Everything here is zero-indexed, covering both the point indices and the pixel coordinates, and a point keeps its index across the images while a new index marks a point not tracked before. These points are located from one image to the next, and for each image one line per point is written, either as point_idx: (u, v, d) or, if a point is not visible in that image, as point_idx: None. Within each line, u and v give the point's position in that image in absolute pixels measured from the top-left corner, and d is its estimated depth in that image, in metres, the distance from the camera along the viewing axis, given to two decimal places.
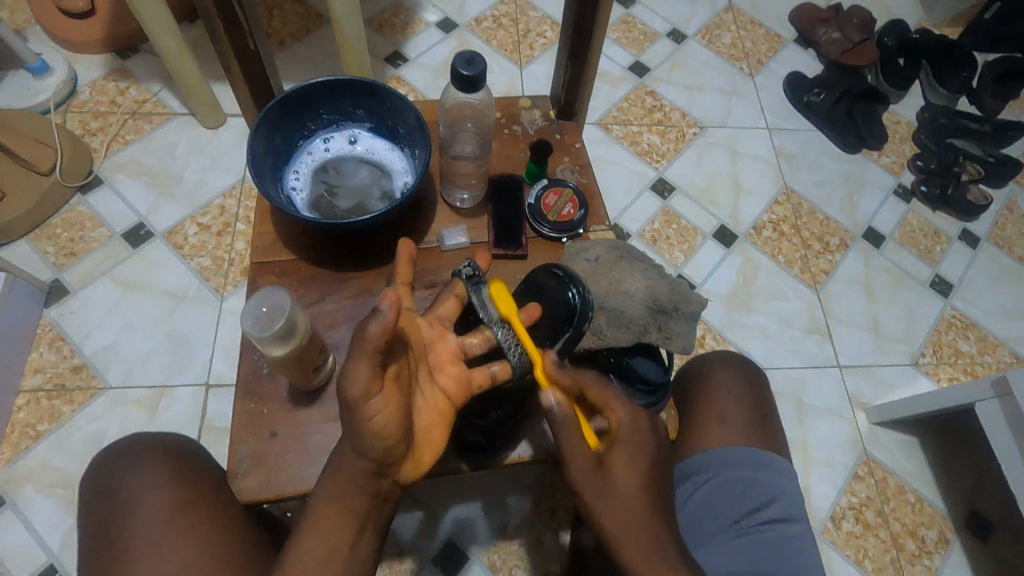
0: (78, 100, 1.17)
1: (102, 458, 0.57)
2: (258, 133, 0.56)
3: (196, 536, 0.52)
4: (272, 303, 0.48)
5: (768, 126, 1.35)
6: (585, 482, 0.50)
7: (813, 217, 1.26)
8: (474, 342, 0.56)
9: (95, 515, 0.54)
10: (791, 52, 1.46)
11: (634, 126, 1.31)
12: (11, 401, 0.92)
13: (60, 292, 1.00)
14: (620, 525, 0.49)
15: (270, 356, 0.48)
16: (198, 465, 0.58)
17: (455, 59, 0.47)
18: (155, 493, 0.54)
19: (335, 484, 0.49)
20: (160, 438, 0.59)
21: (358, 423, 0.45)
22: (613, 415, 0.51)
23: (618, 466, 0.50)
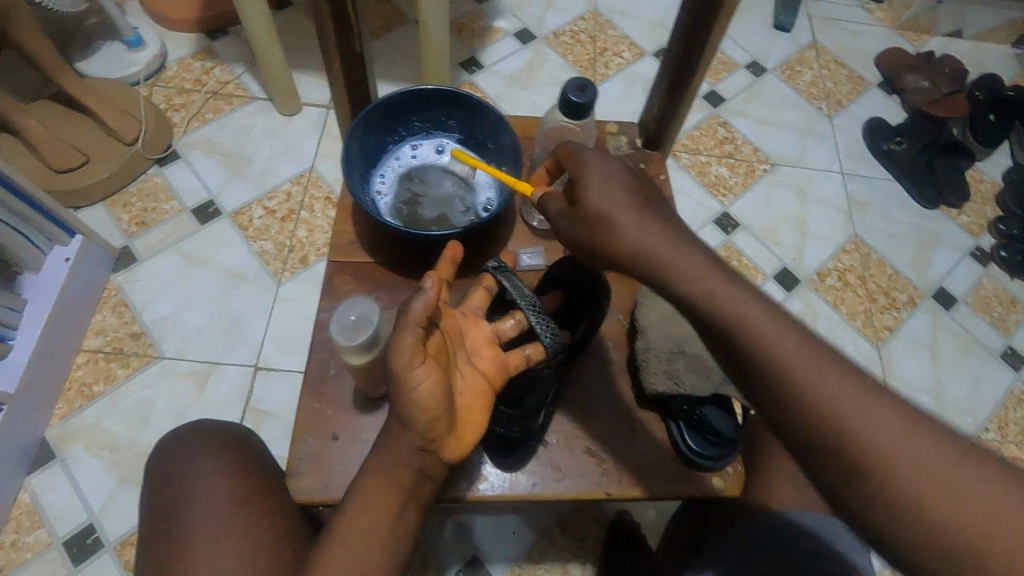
0: (165, 75, 1.21)
1: (164, 448, 0.59)
2: (355, 135, 0.57)
3: (249, 531, 0.53)
4: (359, 311, 0.48)
5: (841, 170, 1.31)
6: (647, 259, 0.45)
7: (882, 270, 1.21)
8: (509, 325, 0.53)
9: (155, 503, 0.56)
10: (873, 97, 1.41)
11: (702, 156, 1.28)
12: (72, 359, 0.95)
13: (128, 259, 1.03)
14: (771, 332, 0.40)
15: (349, 364, 0.48)
16: (256, 463, 0.59)
17: (566, 84, 0.50)
18: (213, 486, 0.55)
19: (383, 463, 0.47)
20: (221, 431, 0.61)
21: (399, 393, 0.43)
22: (581, 172, 0.49)
23: (632, 216, 0.46)
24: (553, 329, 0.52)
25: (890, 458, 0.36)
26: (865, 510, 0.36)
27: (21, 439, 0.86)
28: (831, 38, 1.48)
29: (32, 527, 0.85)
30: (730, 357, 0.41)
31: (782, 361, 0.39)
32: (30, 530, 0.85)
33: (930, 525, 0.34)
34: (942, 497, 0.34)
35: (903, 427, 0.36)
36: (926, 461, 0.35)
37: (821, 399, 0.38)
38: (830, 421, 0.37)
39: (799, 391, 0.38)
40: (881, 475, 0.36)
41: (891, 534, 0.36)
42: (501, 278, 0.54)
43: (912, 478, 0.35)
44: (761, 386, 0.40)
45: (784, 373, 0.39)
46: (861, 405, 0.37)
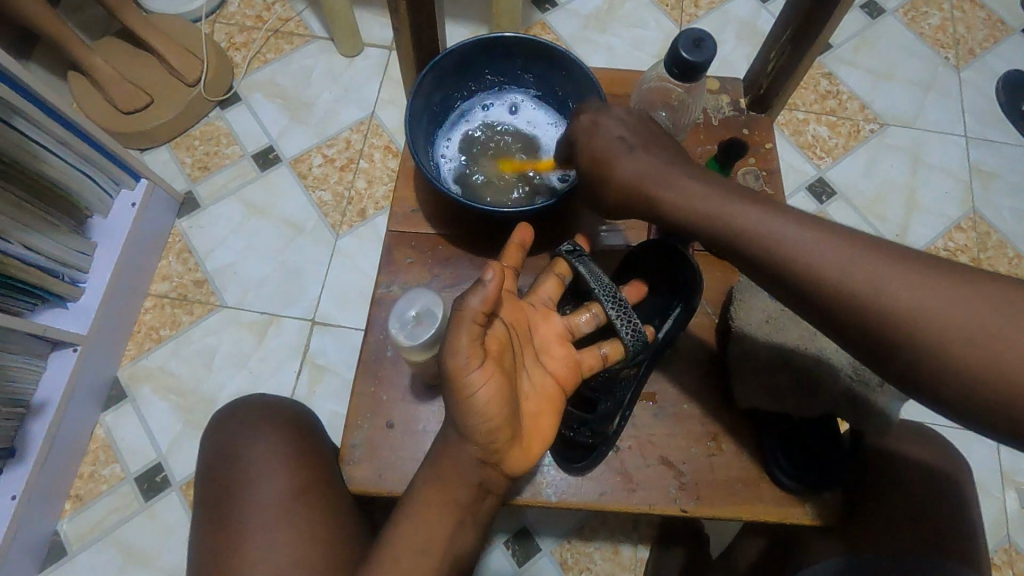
0: (226, 11, 1.16)
1: (221, 424, 0.59)
2: (420, 93, 0.51)
3: (306, 525, 0.53)
4: (421, 304, 0.44)
5: (965, 133, 1.13)
6: (660, 190, 0.45)
7: (1001, 252, 1.05)
8: (583, 320, 0.50)
9: (213, 482, 0.56)
10: (1015, 45, 1.20)
11: (800, 112, 1.13)
12: (141, 302, 0.96)
13: (192, 204, 1.03)
14: (802, 242, 0.39)
15: (410, 359, 0.45)
16: (313, 446, 0.58)
17: (680, 41, 0.42)
18: (266, 470, 0.55)
19: (439, 472, 0.45)
20: (277, 407, 0.60)
21: (457, 400, 0.41)
22: (593, 138, 0.49)
23: (634, 154, 0.47)
24: (634, 323, 0.48)
25: (959, 337, 0.34)
26: (939, 394, 0.35)
27: (95, 378, 0.89)
28: None
29: (107, 461, 0.89)
30: (767, 279, 0.41)
31: (816, 268, 0.38)
32: (105, 464, 0.89)
33: (982, 368, 0.33)
34: (1018, 357, 0.32)
35: (964, 298, 0.34)
36: (993, 326, 0.33)
37: (849, 290, 0.37)
38: (854, 301, 0.37)
39: (840, 294, 0.37)
40: (950, 355, 0.34)
41: (981, 411, 0.34)
42: (576, 264, 0.51)
43: (981, 356, 0.33)
44: (803, 302, 0.39)
45: (823, 284, 0.38)
46: (908, 291, 0.35)
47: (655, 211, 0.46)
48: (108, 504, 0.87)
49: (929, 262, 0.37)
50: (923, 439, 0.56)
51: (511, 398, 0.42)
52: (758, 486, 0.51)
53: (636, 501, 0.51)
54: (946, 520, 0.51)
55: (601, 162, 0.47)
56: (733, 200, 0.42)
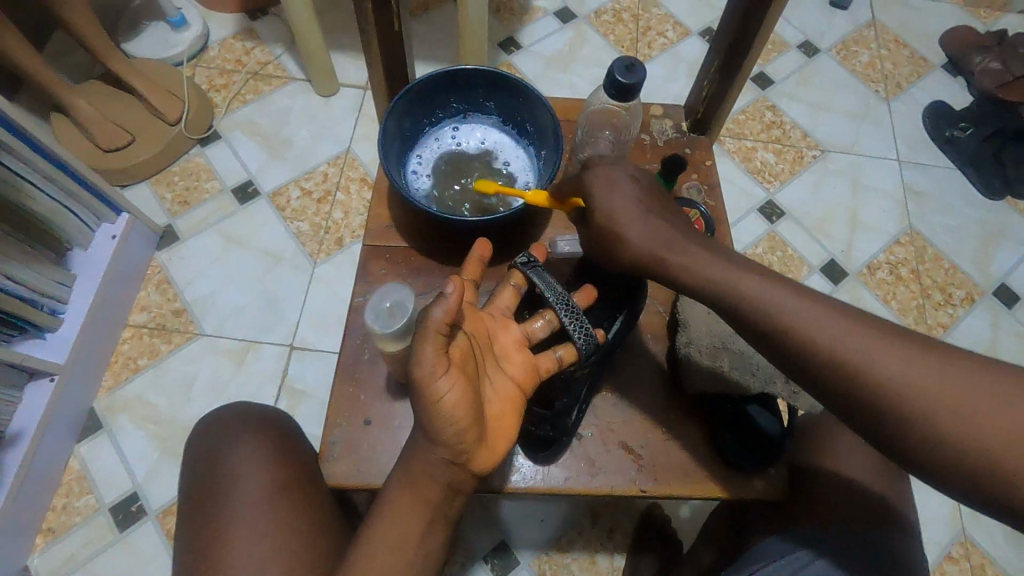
0: (207, 56, 1.22)
1: (205, 429, 0.62)
2: (392, 117, 0.56)
3: (286, 517, 0.56)
4: (394, 297, 0.47)
5: (898, 158, 1.24)
6: (666, 254, 0.46)
7: (937, 265, 1.14)
8: (538, 326, 0.54)
9: (198, 484, 0.59)
10: (936, 79, 1.32)
11: (748, 141, 1.23)
12: (119, 333, 0.98)
13: (171, 237, 1.06)
14: (799, 311, 0.41)
15: (385, 350, 0.48)
16: (294, 448, 0.62)
17: (614, 66, 0.47)
18: (249, 467, 0.58)
19: (411, 474, 0.47)
20: (259, 412, 0.64)
21: (426, 407, 0.43)
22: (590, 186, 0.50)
23: (635, 211, 0.48)
24: (585, 328, 0.51)
25: (941, 407, 0.37)
26: (918, 456, 0.38)
27: (71, 409, 0.89)
28: (893, 17, 1.39)
29: (81, 493, 0.89)
30: (763, 342, 0.43)
31: (812, 335, 0.40)
32: (79, 495, 0.88)
33: (958, 442, 0.36)
34: (994, 429, 0.35)
35: (943, 371, 0.38)
36: (970, 400, 0.36)
37: (842, 360, 0.39)
38: (847, 370, 0.39)
39: (832, 360, 0.40)
40: (932, 423, 0.37)
41: (957, 475, 0.37)
42: (530, 274, 0.55)
43: (962, 427, 0.36)
44: (796, 365, 0.42)
45: (818, 350, 0.40)
46: (896, 362, 0.38)
47: (655, 271, 0.47)
48: (81, 536, 0.86)
49: (912, 336, 0.40)
50: (859, 452, 0.62)
51: (476, 402, 0.45)
52: (710, 468, 0.55)
53: (596, 484, 0.55)
54: (883, 522, 0.57)
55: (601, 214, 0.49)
56: (735, 269, 0.44)
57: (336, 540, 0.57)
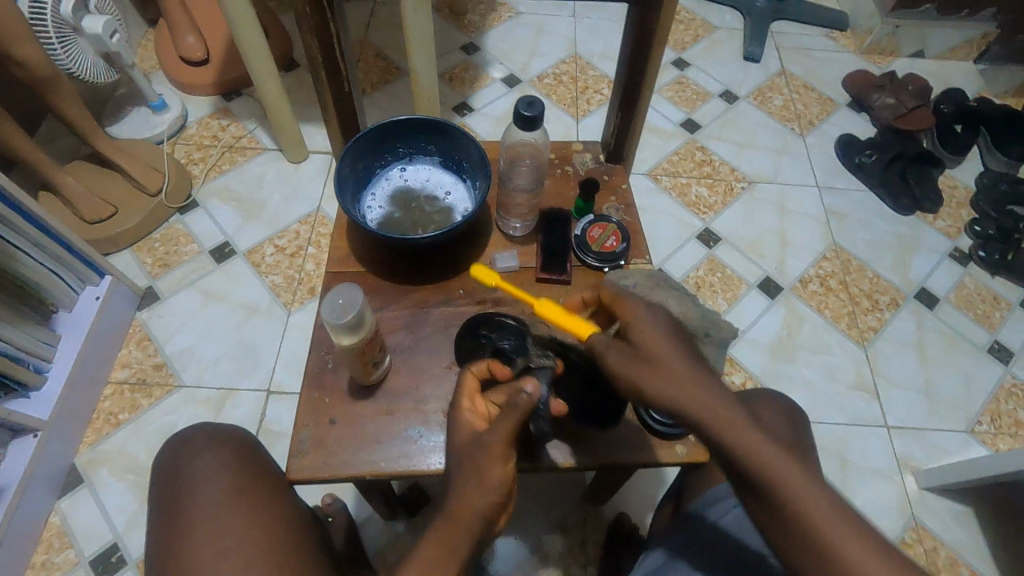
0: (185, 134, 1.33)
1: (168, 446, 0.65)
2: (346, 159, 0.66)
3: (254, 518, 0.59)
4: (347, 296, 0.53)
5: (817, 184, 1.38)
6: (682, 390, 0.46)
7: (862, 274, 1.25)
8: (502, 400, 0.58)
9: (163, 497, 0.60)
10: (843, 115, 1.50)
11: (683, 178, 1.36)
12: (100, 390, 1.02)
13: (151, 297, 1.13)
14: (785, 471, 0.44)
15: (339, 344, 0.54)
16: (254, 457, 0.65)
17: (517, 102, 0.57)
18: (214, 477, 0.61)
19: (447, 526, 0.46)
20: (224, 429, 0.67)
21: (490, 461, 0.48)
22: (622, 309, 0.53)
23: (662, 345, 0.49)
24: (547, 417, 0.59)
25: None
26: None
27: (54, 464, 0.92)
28: (799, 66, 1.58)
29: (61, 547, 0.90)
30: (717, 456, 0.46)
31: (784, 481, 0.43)
32: (59, 550, 0.90)
33: None
34: None
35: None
36: None
37: (805, 527, 0.42)
38: (809, 537, 0.42)
39: (799, 523, 0.43)
40: None
41: None
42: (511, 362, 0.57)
43: None
44: (773, 516, 0.44)
45: (791, 507, 0.43)
46: (856, 546, 0.41)
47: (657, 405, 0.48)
48: None
49: (877, 536, 0.42)
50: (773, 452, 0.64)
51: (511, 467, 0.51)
52: (639, 439, 0.62)
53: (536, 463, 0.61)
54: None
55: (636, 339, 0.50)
56: (746, 419, 0.45)
57: (297, 537, 0.60)
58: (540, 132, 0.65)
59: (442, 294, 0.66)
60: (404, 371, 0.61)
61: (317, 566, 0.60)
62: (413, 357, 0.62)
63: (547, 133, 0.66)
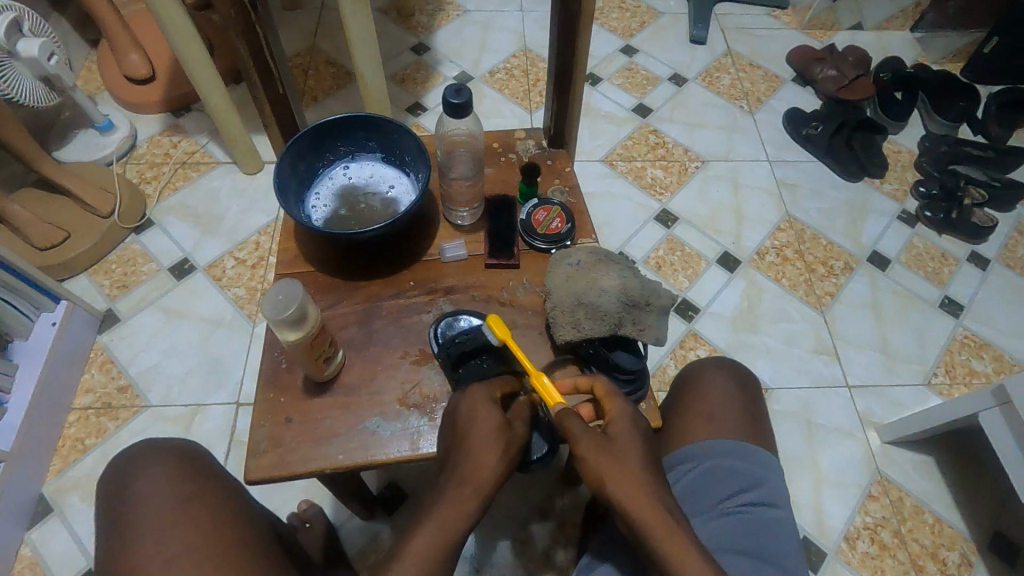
0: (136, 154, 1.32)
1: (112, 463, 0.64)
2: (285, 161, 0.66)
3: (201, 524, 0.59)
4: (288, 291, 0.53)
5: (768, 158, 1.41)
6: (634, 493, 0.48)
7: (816, 242, 1.29)
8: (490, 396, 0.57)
9: (109, 513, 0.60)
10: (789, 90, 1.54)
11: (638, 162, 1.38)
12: (64, 417, 1.01)
13: (112, 320, 1.11)
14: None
15: (286, 340, 0.54)
16: (200, 465, 0.64)
17: (445, 89, 0.58)
18: (159, 488, 0.61)
19: (460, 492, 0.47)
20: (168, 441, 0.66)
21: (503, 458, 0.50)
22: (610, 405, 0.54)
23: (633, 453, 0.50)
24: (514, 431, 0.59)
25: None
26: None
27: (20, 496, 0.91)
28: (744, 45, 1.62)
29: None
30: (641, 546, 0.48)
31: None
32: None
33: None
34: None
35: None
36: None
37: None
38: None
39: None
40: None
41: None
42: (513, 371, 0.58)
43: None
44: None
45: None
46: None
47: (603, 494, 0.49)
48: None
49: None
50: (725, 419, 0.65)
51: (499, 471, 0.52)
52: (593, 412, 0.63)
53: None
54: (728, 504, 0.60)
55: (614, 437, 0.51)
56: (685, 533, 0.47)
57: (246, 539, 0.60)
58: (472, 118, 0.66)
59: (392, 287, 0.67)
60: (358, 366, 0.62)
61: (270, 560, 0.60)
62: (367, 351, 0.63)
63: (479, 119, 0.67)
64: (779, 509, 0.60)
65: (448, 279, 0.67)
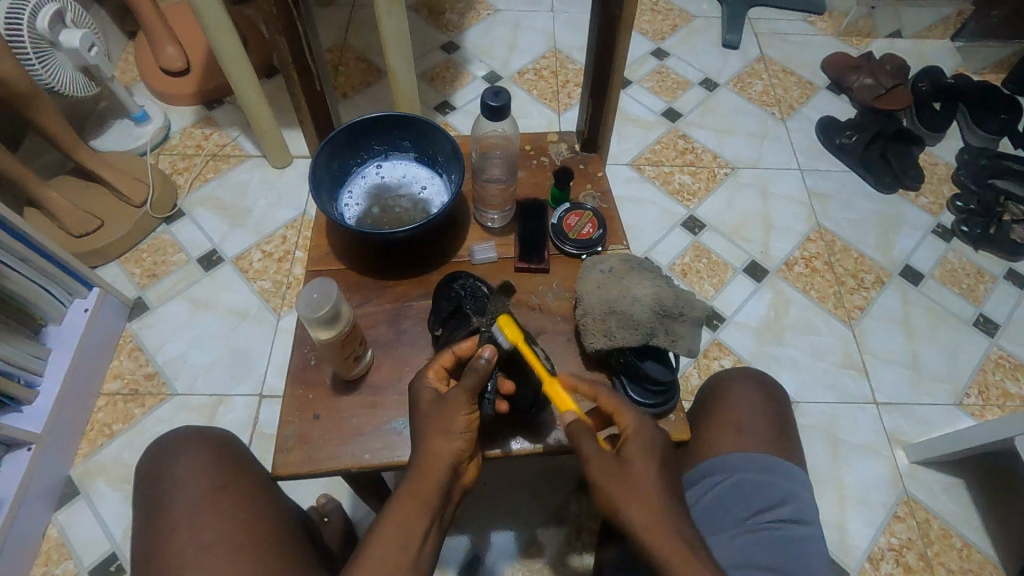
0: (169, 145, 1.34)
1: (151, 448, 0.65)
2: (320, 158, 0.67)
3: (233, 512, 0.60)
4: (322, 290, 0.54)
5: (799, 167, 1.39)
6: (649, 526, 0.47)
7: (847, 254, 1.26)
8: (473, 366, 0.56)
9: (144, 496, 0.62)
10: (823, 98, 1.51)
11: (666, 167, 1.37)
12: (93, 402, 1.03)
13: (141, 308, 1.13)
14: None
15: (317, 338, 0.54)
16: (234, 454, 0.65)
17: (484, 92, 0.58)
18: (193, 474, 0.62)
19: (418, 481, 0.48)
20: (204, 430, 0.67)
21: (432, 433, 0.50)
22: (623, 419, 0.54)
23: (647, 474, 0.50)
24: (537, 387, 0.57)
25: None
26: None
27: (49, 477, 0.93)
28: (778, 51, 1.59)
29: (60, 559, 0.91)
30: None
31: None
32: (58, 562, 0.91)
33: None
34: None
35: None
36: None
37: None
38: None
39: None
40: None
41: None
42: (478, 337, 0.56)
43: None
44: None
45: None
46: None
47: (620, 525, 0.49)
48: None
49: None
50: (754, 431, 0.64)
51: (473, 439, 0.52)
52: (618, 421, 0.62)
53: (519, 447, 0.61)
54: (757, 520, 0.59)
55: (628, 461, 0.50)
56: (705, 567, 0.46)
57: (277, 532, 0.61)
58: (509, 121, 0.66)
59: (421, 288, 0.67)
60: (385, 366, 0.62)
61: (298, 553, 0.60)
62: (394, 351, 0.63)
63: (515, 122, 0.67)
64: (809, 526, 0.59)
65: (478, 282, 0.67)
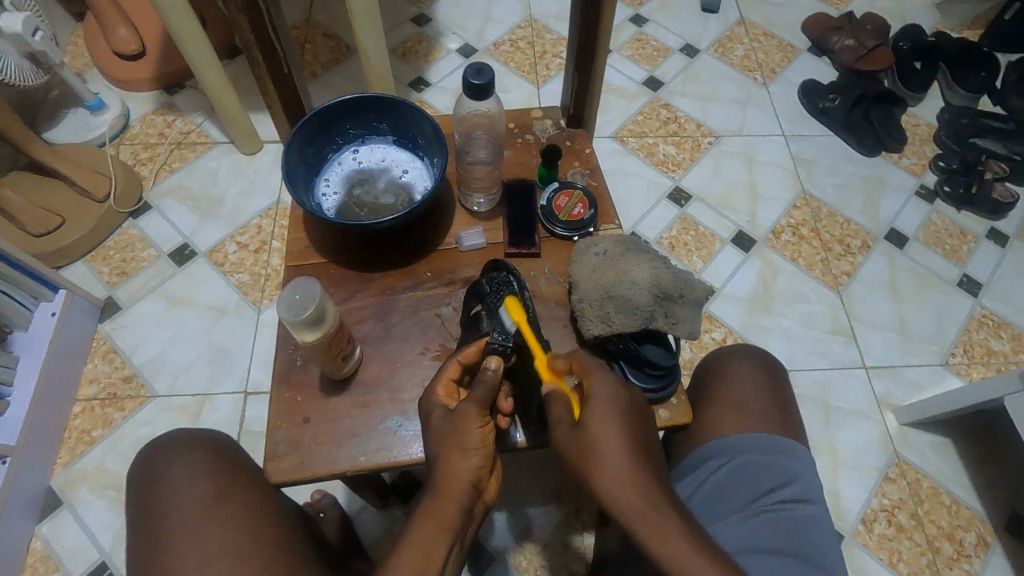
0: (129, 134, 1.27)
1: (144, 454, 0.62)
2: (293, 146, 0.63)
3: (234, 521, 0.57)
4: (304, 291, 0.51)
5: (783, 133, 1.37)
6: (612, 492, 0.45)
7: (833, 220, 1.26)
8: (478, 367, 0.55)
9: (139, 506, 0.59)
10: (804, 61, 1.48)
11: (649, 138, 1.34)
12: (68, 409, 0.98)
13: (112, 308, 1.08)
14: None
15: (303, 340, 0.52)
16: (232, 459, 0.62)
17: (465, 69, 0.54)
18: (190, 482, 0.59)
19: (438, 500, 0.46)
20: (200, 434, 0.64)
21: (454, 447, 0.49)
22: (589, 381, 0.51)
23: (606, 435, 0.47)
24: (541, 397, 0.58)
25: None
26: None
27: (29, 489, 0.89)
28: (758, 13, 1.56)
29: (47, 571, 0.88)
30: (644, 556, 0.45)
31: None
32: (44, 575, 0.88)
33: None
34: None
35: None
36: None
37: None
38: None
39: None
40: None
41: None
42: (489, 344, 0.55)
43: None
44: None
45: None
46: None
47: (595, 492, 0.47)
48: None
49: None
50: (756, 411, 0.64)
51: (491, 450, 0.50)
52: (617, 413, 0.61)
53: (519, 439, 0.59)
54: (764, 501, 0.58)
55: (587, 435, 0.48)
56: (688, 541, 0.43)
57: (280, 538, 0.58)
58: (492, 99, 0.63)
59: (409, 279, 0.64)
60: (376, 363, 0.59)
61: (303, 560, 0.58)
62: (384, 347, 0.60)
63: (498, 100, 0.64)
64: (815, 505, 0.59)
65: (467, 272, 0.64)
